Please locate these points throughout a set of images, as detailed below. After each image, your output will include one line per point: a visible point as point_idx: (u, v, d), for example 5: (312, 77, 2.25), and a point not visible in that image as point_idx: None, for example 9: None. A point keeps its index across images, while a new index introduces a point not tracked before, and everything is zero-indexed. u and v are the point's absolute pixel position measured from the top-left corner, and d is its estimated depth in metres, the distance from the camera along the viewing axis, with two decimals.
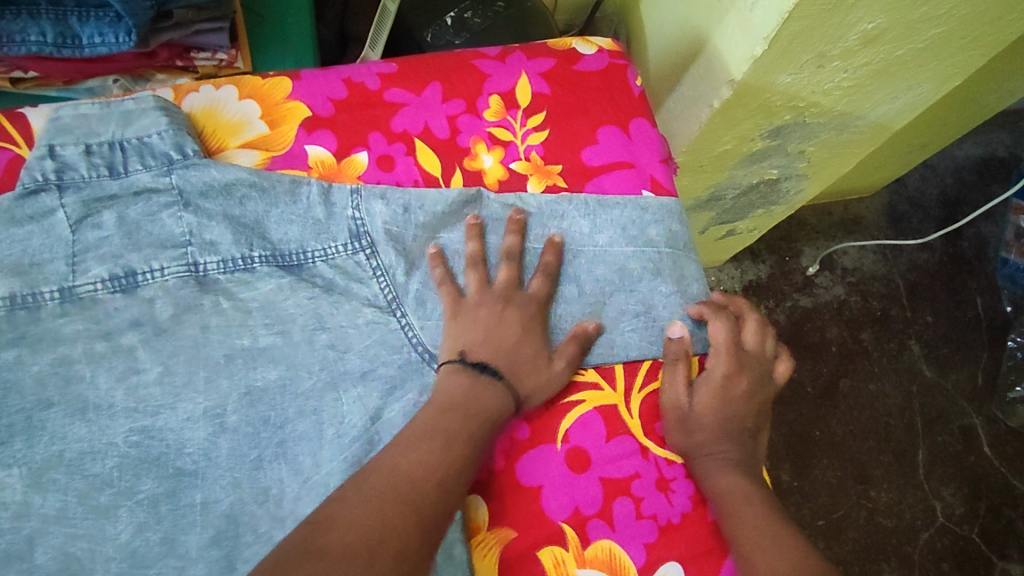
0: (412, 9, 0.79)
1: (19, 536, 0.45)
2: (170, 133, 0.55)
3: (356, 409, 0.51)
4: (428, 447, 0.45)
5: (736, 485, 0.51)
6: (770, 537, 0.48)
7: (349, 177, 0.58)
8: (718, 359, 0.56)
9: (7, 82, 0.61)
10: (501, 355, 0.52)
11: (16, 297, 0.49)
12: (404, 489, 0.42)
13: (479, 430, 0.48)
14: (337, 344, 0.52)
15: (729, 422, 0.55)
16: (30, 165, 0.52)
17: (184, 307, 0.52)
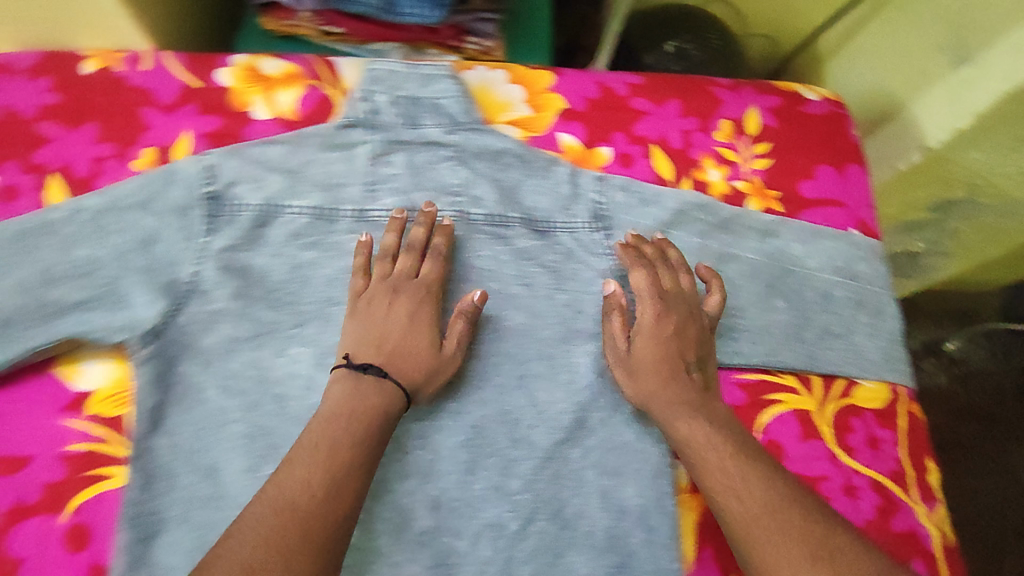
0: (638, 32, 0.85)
1: (304, 403, 0.55)
2: (460, 99, 0.63)
3: (586, 362, 0.58)
4: (345, 433, 0.47)
5: (701, 433, 0.52)
6: (744, 483, 0.49)
7: (595, 165, 0.65)
8: (643, 307, 0.57)
9: (316, 32, 0.69)
10: (386, 335, 0.53)
11: (321, 209, 0.60)
12: (337, 466, 0.45)
13: (364, 426, 0.47)
14: (572, 305, 0.60)
15: (675, 362, 0.55)
16: (351, 103, 0.62)
17: (454, 245, 0.60)
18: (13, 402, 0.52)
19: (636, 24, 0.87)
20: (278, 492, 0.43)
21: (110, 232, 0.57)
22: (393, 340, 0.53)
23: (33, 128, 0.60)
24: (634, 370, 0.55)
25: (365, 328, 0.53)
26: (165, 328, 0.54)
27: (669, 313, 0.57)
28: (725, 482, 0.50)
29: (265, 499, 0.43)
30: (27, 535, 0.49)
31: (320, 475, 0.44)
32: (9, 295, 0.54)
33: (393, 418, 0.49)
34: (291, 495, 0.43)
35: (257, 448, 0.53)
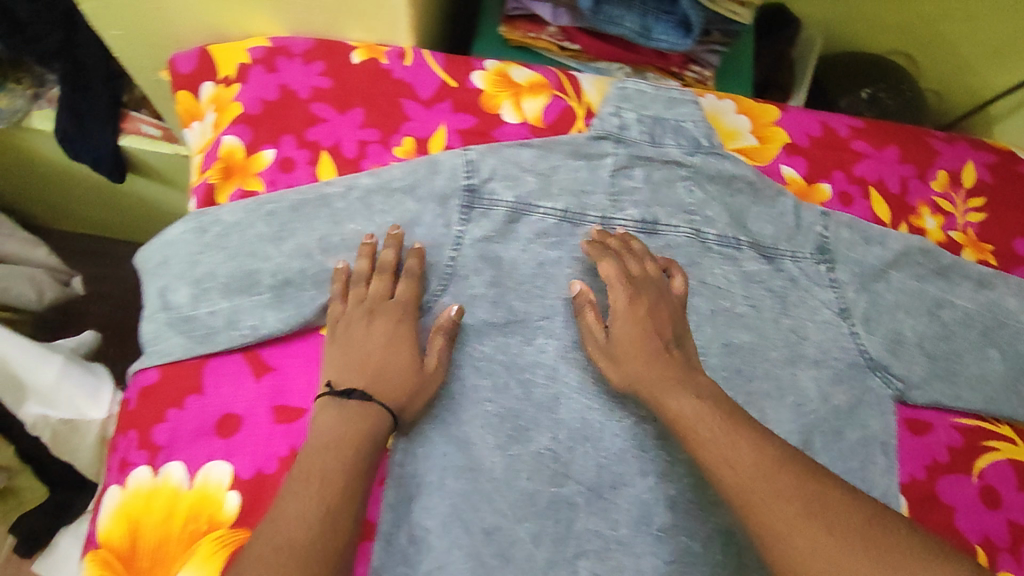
0: (836, 77, 0.90)
1: (549, 393, 0.58)
2: (702, 124, 0.66)
3: (812, 387, 0.61)
4: (334, 462, 0.47)
5: (700, 407, 0.49)
6: (733, 448, 0.46)
7: (817, 200, 0.68)
8: (614, 294, 0.57)
9: (552, 47, 0.72)
10: (381, 365, 0.54)
11: (568, 211, 0.64)
12: (336, 489, 0.45)
13: (358, 451, 0.48)
14: (797, 330, 0.63)
15: (652, 343, 0.54)
16: (601, 116, 0.65)
17: (691, 261, 0.64)
18: (289, 356, 0.57)
19: (833, 68, 0.91)
20: (282, 527, 0.43)
21: (377, 211, 0.61)
22: (372, 358, 0.54)
23: (307, 108, 0.64)
24: (651, 390, 0.52)
25: (347, 348, 0.54)
26: (429, 306, 0.59)
27: (640, 295, 0.57)
28: (716, 450, 0.46)
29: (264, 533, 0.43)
30: None
31: (316, 508, 0.44)
32: (291, 258, 0.58)
33: (376, 444, 0.49)
34: (288, 528, 0.43)
35: (506, 428, 0.56)
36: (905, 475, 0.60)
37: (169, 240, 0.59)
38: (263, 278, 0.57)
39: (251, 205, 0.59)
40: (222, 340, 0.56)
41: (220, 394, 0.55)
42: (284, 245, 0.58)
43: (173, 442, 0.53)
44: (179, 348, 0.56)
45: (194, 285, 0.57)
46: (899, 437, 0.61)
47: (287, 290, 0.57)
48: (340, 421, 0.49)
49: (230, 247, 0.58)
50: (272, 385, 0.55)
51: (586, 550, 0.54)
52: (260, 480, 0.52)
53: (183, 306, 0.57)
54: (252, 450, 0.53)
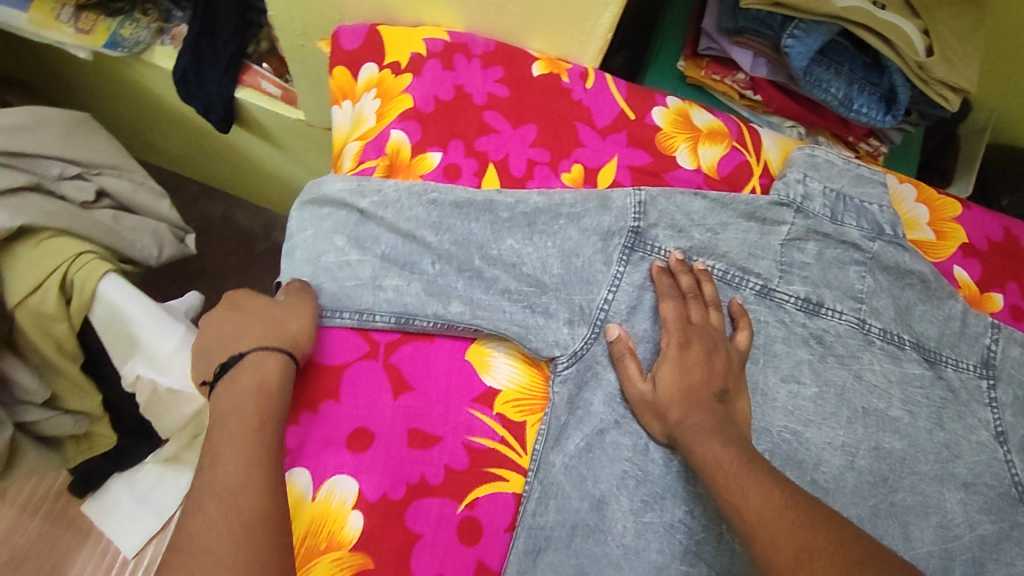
0: (996, 174, 0.86)
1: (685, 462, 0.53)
2: (889, 210, 0.64)
3: (959, 510, 0.57)
4: (246, 412, 0.44)
5: (724, 455, 0.47)
6: (741, 493, 0.44)
7: (989, 309, 0.66)
8: (667, 337, 0.55)
9: (735, 93, 0.72)
10: (240, 335, 0.49)
11: (726, 274, 0.60)
12: (250, 438, 0.43)
13: (260, 393, 0.46)
14: (950, 446, 0.59)
15: (699, 393, 0.52)
16: (788, 182, 0.62)
17: (849, 352, 0.60)
18: (429, 374, 0.53)
19: (994, 164, 0.87)
20: (211, 475, 0.41)
21: (538, 232, 0.58)
22: (231, 332, 0.50)
23: (480, 115, 0.63)
24: (685, 433, 0.50)
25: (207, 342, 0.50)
26: (583, 354, 0.55)
27: (691, 343, 0.55)
28: (728, 493, 0.45)
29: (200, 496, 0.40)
30: (426, 513, 0.49)
31: (242, 468, 0.41)
32: (447, 254, 0.55)
33: (278, 383, 0.47)
34: (225, 478, 0.40)
35: (641, 494, 0.52)
36: None
37: (325, 196, 0.57)
38: (421, 262, 0.55)
39: (416, 187, 0.57)
40: (368, 296, 0.53)
41: (355, 405, 0.51)
42: (441, 240, 0.56)
43: (301, 448, 0.50)
44: (327, 294, 0.54)
45: (357, 245, 0.55)
46: None
47: (437, 280, 0.55)
48: (225, 394, 0.45)
49: (389, 219, 0.56)
50: (409, 406, 0.52)
51: None
52: (385, 504, 0.48)
53: (338, 250, 0.55)
54: (381, 470, 0.49)
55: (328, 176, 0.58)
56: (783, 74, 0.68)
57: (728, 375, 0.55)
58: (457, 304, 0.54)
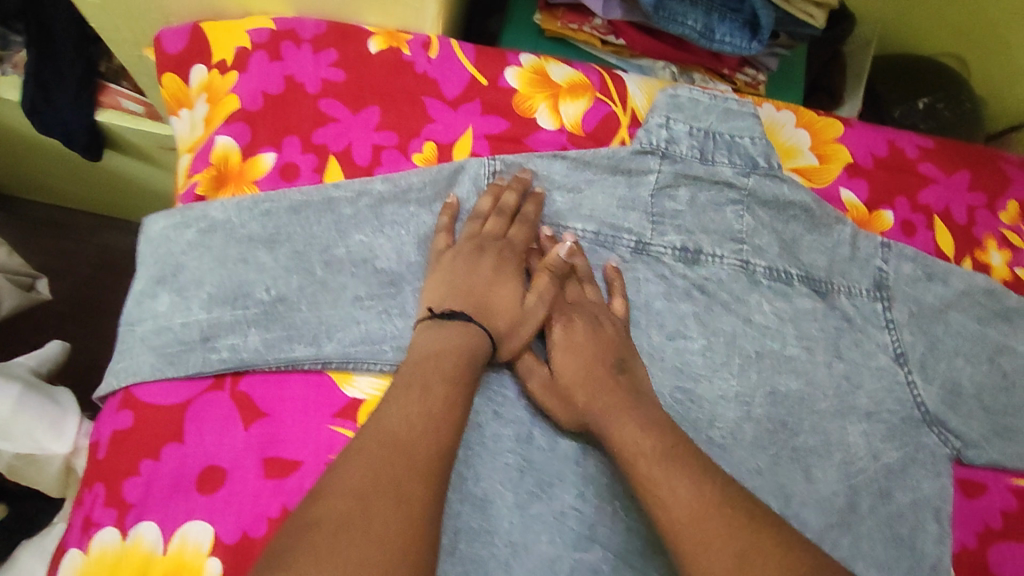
0: (884, 81, 0.84)
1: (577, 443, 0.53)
2: (761, 141, 0.61)
3: (862, 443, 0.56)
4: (443, 368, 0.47)
5: (644, 442, 0.46)
6: (667, 487, 0.43)
7: (877, 229, 0.63)
8: (536, 310, 0.54)
9: (596, 40, 0.68)
10: (485, 294, 0.53)
11: (600, 234, 0.57)
12: (438, 397, 0.45)
13: (463, 364, 0.48)
14: (850, 377, 0.58)
15: (595, 370, 0.51)
16: (650, 128, 0.59)
17: (735, 297, 0.58)
18: (284, 397, 0.49)
19: (883, 73, 0.85)
20: (400, 414, 0.44)
21: (389, 223, 0.55)
22: (484, 291, 0.53)
23: (316, 105, 0.57)
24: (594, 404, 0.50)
25: (461, 291, 0.52)
26: None
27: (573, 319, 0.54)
28: (648, 484, 0.44)
29: (365, 448, 0.41)
30: None
31: (418, 416, 0.44)
32: (287, 269, 0.51)
33: (478, 357, 0.49)
34: (401, 425, 0.43)
35: (529, 483, 0.51)
36: (962, 539, 0.55)
37: (150, 239, 0.53)
38: (254, 291, 0.51)
39: (245, 202, 0.53)
40: (201, 319, 0.49)
41: (202, 442, 0.47)
42: (277, 253, 0.52)
43: (145, 500, 0.46)
44: (148, 367, 0.48)
45: (187, 281, 0.51)
46: (954, 511, 0.56)
47: (278, 307, 0.51)
48: (455, 352, 0.48)
49: (215, 245, 0.51)
50: (264, 433, 0.48)
51: None
52: (245, 543, 0.46)
53: (157, 308, 0.50)
54: (239, 509, 0.46)
55: (152, 215, 0.53)
56: (640, 14, 0.64)
57: (626, 345, 0.53)
58: (302, 345, 0.50)
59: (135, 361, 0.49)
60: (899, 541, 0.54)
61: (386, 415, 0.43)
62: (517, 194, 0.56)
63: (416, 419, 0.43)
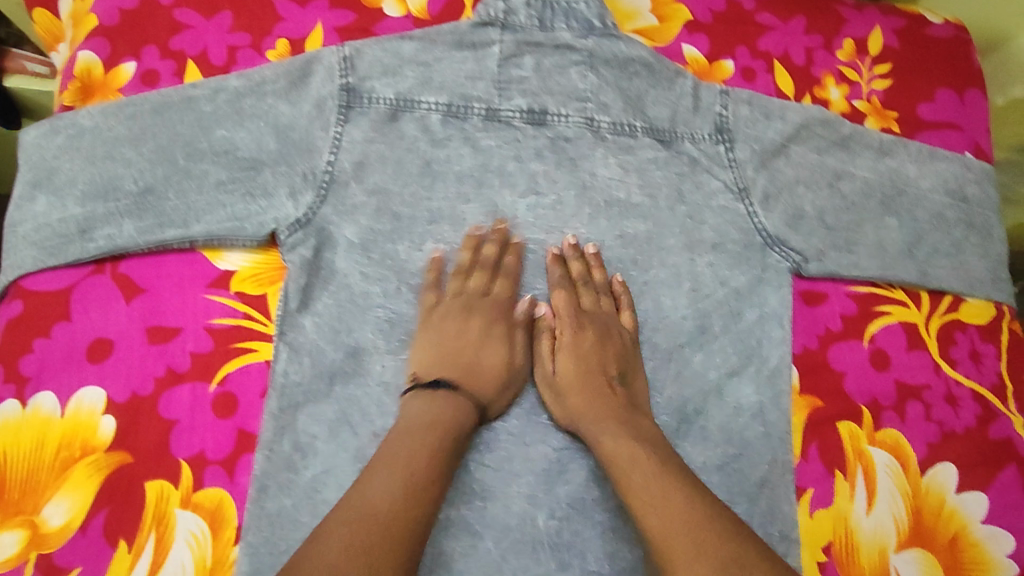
0: None
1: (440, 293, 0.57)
2: (596, 5, 0.64)
3: (708, 272, 0.60)
4: (430, 440, 0.47)
5: (625, 448, 0.49)
6: (662, 494, 0.45)
7: (719, 78, 0.67)
8: (488, 352, 0.55)
9: None
10: (477, 353, 0.55)
11: (452, 106, 0.60)
12: (431, 464, 0.46)
13: (455, 434, 0.49)
14: (694, 216, 0.62)
15: (594, 376, 0.54)
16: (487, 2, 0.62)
17: (580, 154, 0.61)
18: (160, 275, 0.54)
19: None
20: (363, 495, 0.43)
21: (248, 117, 0.58)
22: (453, 350, 0.54)
23: (170, 15, 0.61)
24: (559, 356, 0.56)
25: (439, 360, 0.53)
26: (310, 220, 0.56)
27: (584, 327, 0.56)
28: (643, 491, 0.46)
29: (349, 524, 0.41)
30: (177, 401, 0.52)
31: (398, 485, 0.44)
32: (152, 162, 0.56)
33: (462, 417, 0.51)
34: (377, 499, 0.43)
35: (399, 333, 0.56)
36: (801, 343, 0.61)
37: (23, 150, 0.56)
38: (124, 184, 0.55)
39: (111, 108, 0.57)
40: (76, 213, 0.54)
41: (89, 319, 0.52)
42: (143, 149, 0.56)
43: (41, 373, 0.51)
44: (31, 260, 0.53)
45: (58, 183, 0.55)
46: (795, 319, 0.61)
47: (147, 198, 0.55)
48: (430, 406, 0.50)
49: (84, 147, 0.55)
50: (145, 306, 0.53)
51: (478, 445, 0.54)
52: (135, 401, 0.51)
53: (34, 209, 0.54)
54: (127, 373, 0.52)
55: (23, 129, 0.57)
56: None
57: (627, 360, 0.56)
58: (173, 228, 0.55)
59: (19, 257, 0.53)
60: (745, 350, 0.59)
61: (374, 487, 0.44)
62: (469, 263, 0.58)
63: (396, 486, 0.44)
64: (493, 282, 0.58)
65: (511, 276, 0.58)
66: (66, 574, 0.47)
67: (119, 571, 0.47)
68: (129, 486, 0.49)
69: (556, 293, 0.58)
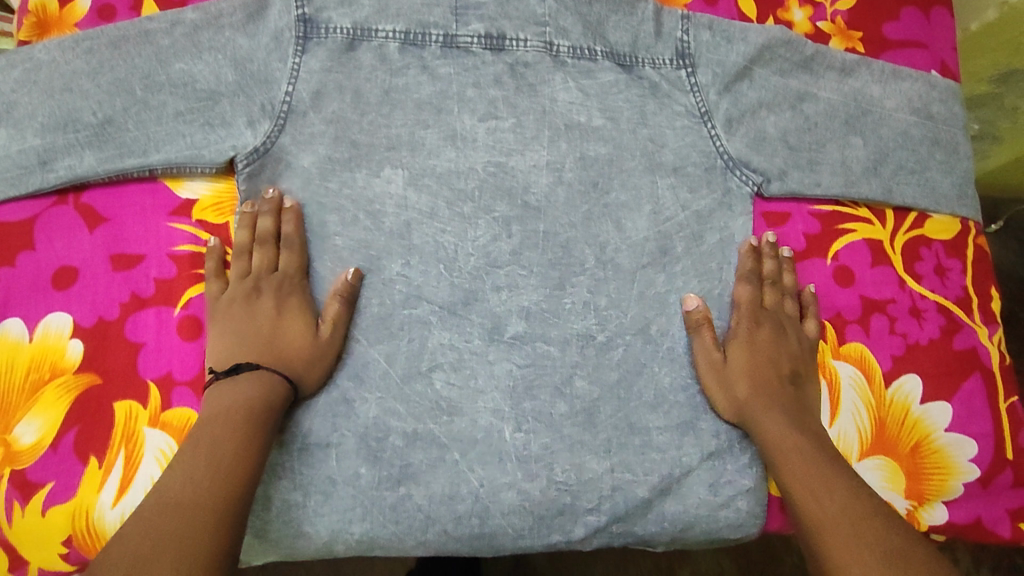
0: None
1: (399, 219, 0.57)
2: None
3: (669, 194, 0.60)
4: (231, 421, 0.45)
5: (793, 437, 0.51)
6: (826, 484, 0.47)
7: (680, 3, 0.67)
8: (290, 322, 0.52)
9: None
10: (258, 333, 0.51)
11: (409, 34, 0.59)
12: (236, 443, 0.44)
13: (264, 412, 0.47)
14: (655, 139, 0.61)
15: (764, 371, 0.55)
16: None
17: (539, 79, 0.61)
18: (122, 204, 0.55)
19: None
20: (171, 481, 0.41)
21: (206, 49, 0.57)
22: (253, 330, 0.52)
23: None
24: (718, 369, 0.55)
25: (221, 337, 0.51)
26: (268, 149, 0.56)
27: (761, 323, 0.57)
28: (807, 481, 0.48)
29: (148, 515, 0.38)
30: (143, 325, 0.52)
31: (202, 466, 0.41)
32: (109, 93, 0.55)
33: (278, 404, 0.48)
34: (181, 487, 0.40)
35: (358, 260, 0.56)
36: None
37: None
38: (82, 116, 0.55)
39: (66, 42, 0.56)
40: (36, 144, 0.54)
41: (53, 248, 0.53)
42: (101, 80, 0.56)
43: (8, 300, 0.52)
44: None
45: (17, 115, 0.55)
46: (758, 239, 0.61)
47: (107, 129, 0.55)
48: (240, 391, 0.47)
49: (41, 80, 0.56)
50: (108, 234, 0.54)
51: (441, 364, 0.54)
52: (101, 326, 0.52)
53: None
54: (92, 299, 0.52)
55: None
56: None
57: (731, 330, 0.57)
58: (133, 157, 0.55)
59: None
60: (707, 274, 0.59)
61: (181, 470, 0.41)
62: (251, 241, 0.55)
63: (203, 467, 0.41)
64: (251, 251, 0.55)
65: (296, 242, 0.55)
66: (39, 488, 0.48)
67: (91, 486, 0.48)
68: (98, 406, 0.50)
69: (740, 286, 0.58)
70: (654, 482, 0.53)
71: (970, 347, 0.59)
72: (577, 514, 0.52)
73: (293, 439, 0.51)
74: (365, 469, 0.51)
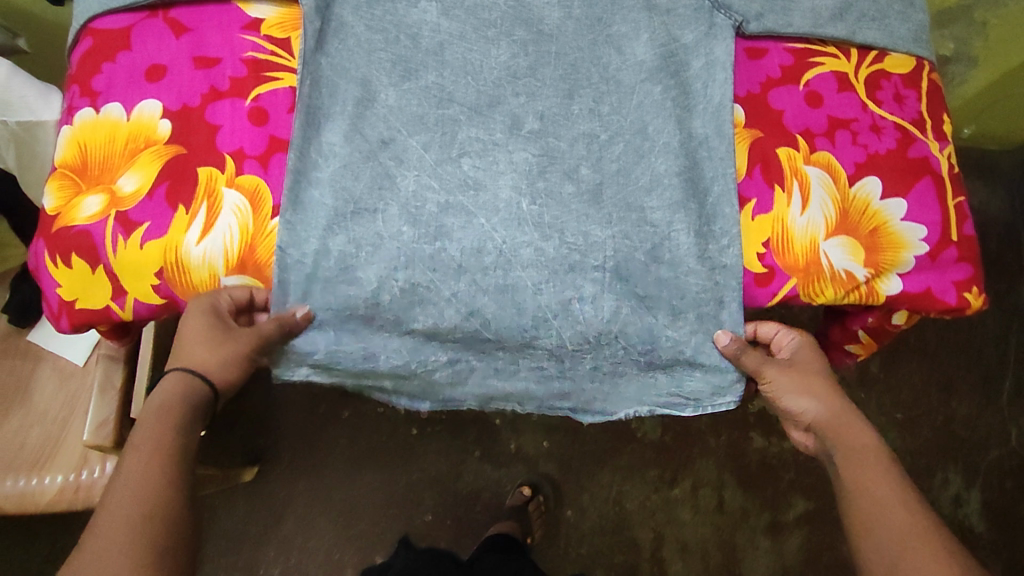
0: None
1: (437, 35, 0.67)
2: None
3: (662, 30, 0.69)
4: (161, 419, 0.55)
5: (865, 449, 0.61)
6: (905, 493, 0.57)
7: None
8: (219, 344, 0.59)
9: None
10: (196, 353, 0.59)
11: None
12: (165, 435, 0.54)
13: (191, 408, 0.58)
14: None
15: (829, 394, 0.66)
16: None
17: None
18: (203, 18, 0.65)
19: None
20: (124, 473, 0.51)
21: None
22: (196, 346, 0.59)
23: None
24: (778, 393, 0.67)
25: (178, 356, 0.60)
26: None
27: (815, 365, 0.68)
28: (886, 492, 0.58)
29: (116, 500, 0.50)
30: (220, 111, 0.62)
31: (144, 457, 0.52)
32: None
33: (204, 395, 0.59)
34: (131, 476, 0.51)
35: (398, 70, 0.65)
36: (745, 89, 0.70)
37: None
38: None
39: None
40: None
41: (146, 49, 0.64)
42: None
43: (110, 89, 0.62)
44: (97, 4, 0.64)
45: None
46: (741, 69, 0.70)
47: None
48: (173, 398, 0.57)
49: None
50: (191, 41, 0.64)
51: (469, 151, 0.64)
52: (183, 111, 0.62)
53: None
54: (177, 90, 0.62)
55: None
56: None
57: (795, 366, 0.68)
58: None
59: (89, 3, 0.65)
60: (691, 93, 0.68)
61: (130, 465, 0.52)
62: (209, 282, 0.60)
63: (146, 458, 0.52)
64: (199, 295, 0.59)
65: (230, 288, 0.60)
66: (138, 227, 0.58)
67: (179, 228, 0.59)
68: (185, 168, 0.60)
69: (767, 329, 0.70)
70: (649, 250, 0.63)
71: (921, 157, 0.69)
72: (585, 269, 0.62)
73: (346, 204, 0.61)
74: (406, 228, 0.61)
